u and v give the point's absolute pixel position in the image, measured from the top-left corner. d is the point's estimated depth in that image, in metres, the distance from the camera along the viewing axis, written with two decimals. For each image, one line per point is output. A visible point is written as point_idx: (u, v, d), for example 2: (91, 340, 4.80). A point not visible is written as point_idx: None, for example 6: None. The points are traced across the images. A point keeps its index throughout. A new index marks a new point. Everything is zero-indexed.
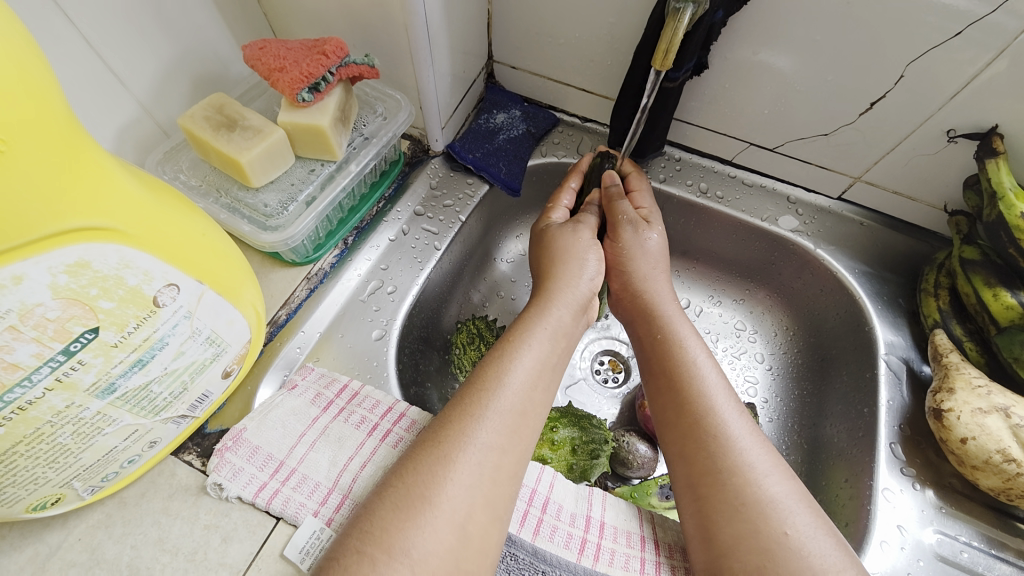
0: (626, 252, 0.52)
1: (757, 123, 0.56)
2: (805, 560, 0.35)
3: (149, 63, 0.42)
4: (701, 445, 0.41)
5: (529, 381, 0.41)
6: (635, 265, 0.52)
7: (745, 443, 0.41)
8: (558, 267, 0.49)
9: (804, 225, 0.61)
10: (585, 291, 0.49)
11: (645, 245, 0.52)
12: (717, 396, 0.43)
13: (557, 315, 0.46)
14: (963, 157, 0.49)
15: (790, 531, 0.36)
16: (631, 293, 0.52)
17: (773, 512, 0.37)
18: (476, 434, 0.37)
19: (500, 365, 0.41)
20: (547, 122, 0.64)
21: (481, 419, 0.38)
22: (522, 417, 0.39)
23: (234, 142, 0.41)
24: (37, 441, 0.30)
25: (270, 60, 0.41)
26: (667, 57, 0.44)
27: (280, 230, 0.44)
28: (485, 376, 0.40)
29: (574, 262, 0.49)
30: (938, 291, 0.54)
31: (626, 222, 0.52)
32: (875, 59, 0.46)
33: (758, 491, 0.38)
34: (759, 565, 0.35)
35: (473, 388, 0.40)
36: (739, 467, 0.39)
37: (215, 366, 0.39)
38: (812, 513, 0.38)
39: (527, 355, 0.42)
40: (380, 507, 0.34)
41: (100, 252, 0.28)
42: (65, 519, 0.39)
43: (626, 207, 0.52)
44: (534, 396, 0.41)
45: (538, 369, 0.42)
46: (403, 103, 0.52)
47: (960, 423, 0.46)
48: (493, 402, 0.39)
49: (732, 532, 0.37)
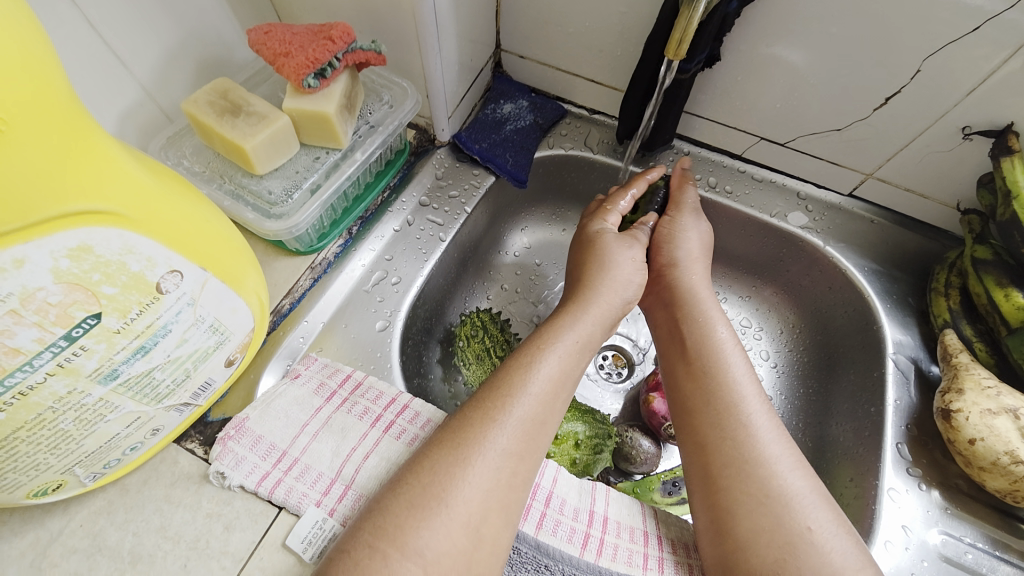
0: (682, 230, 0.52)
1: (767, 117, 0.55)
2: (825, 556, 0.35)
3: (152, 46, 0.42)
4: (728, 436, 0.41)
5: (551, 393, 0.40)
6: (687, 243, 0.52)
7: (771, 437, 0.40)
8: (597, 278, 0.48)
9: (814, 221, 0.60)
10: (615, 309, 0.48)
11: (699, 229, 0.53)
12: (746, 387, 0.43)
13: (588, 327, 0.45)
14: (978, 154, 0.49)
15: (813, 526, 0.36)
16: (675, 273, 0.51)
17: (796, 507, 0.37)
18: (496, 440, 0.37)
19: (526, 372, 0.40)
20: (554, 113, 0.63)
21: (503, 425, 0.37)
22: (540, 426, 0.39)
23: (239, 128, 0.40)
24: (39, 427, 0.30)
25: (276, 44, 0.41)
26: (681, 46, 0.44)
27: (284, 218, 0.44)
28: (508, 382, 0.40)
29: (620, 280, 0.48)
30: (949, 291, 0.54)
31: (688, 208, 0.54)
32: (889, 52, 0.45)
33: (783, 484, 0.38)
34: (778, 559, 0.35)
35: (497, 394, 0.39)
36: (764, 460, 0.39)
37: (218, 354, 0.38)
38: (831, 510, 0.38)
39: (551, 366, 0.41)
40: (394, 503, 0.34)
41: (102, 237, 0.27)
42: (65, 506, 0.39)
43: (694, 198, 0.54)
44: (553, 408, 0.40)
45: (560, 380, 0.41)
46: (409, 91, 0.51)
47: (968, 423, 0.45)
48: (514, 410, 0.38)
49: (749, 526, 0.37)
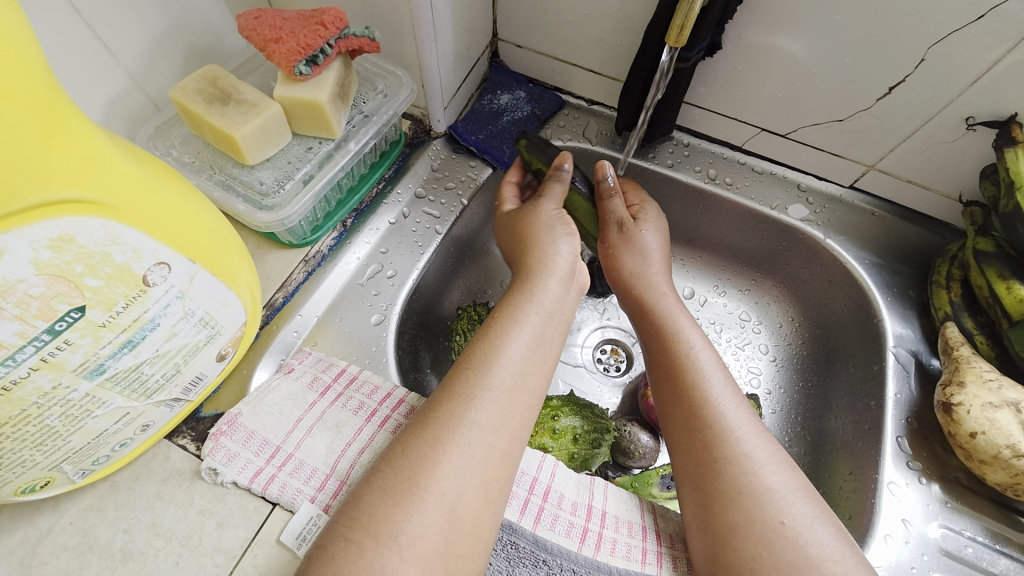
0: (614, 250, 0.52)
1: (769, 107, 0.55)
2: (803, 549, 0.34)
3: (138, 32, 0.41)
4: (698, 436, 0.40)
5: (521, 357, 0.39)
6: (620, 250, 0.51)
7: (743, 432, 0.40)
8: (535, 244, 0.48)
9: (814, 213, 0.59)
10: (567, 261, 0.47)
11: (633, 242, 0.51)
12: (714, 386, 0.42)
13: (547, 285, 0.45)
14: (982, 145, 0.48)
15: (787, 519, 0.36)
16: (624, 285, 0.51)
17: (769, 501, 0.36)
18: (466, 414, 0.36)
19: (491, 343, 0.40)
20: (552, 104, 0.62)
21: (473, 399, 0.36)
22: (515, 394, 0.38)
23: (228, 117, 0.39)
24: (23, 423, 0.29)
25: (266, 30, 0.40)
26: (682, 32, 0.43)
27: (276, 209, 0.43)
28: (471, 355, 0.39)
29: (546, 232, 0.48)
30: (950, 284, 0.53)
31: (613, 221, 0.51)
32: (893, 41, 0.44)
33: (755, 480, 0.37)
34: (755, 554, 0.35)
35: (461, 368, 0.39)
36: (735, 457, 0.38)
37: (210, 348, 0.37)
38: (811, 503, 0.37)
39: (516, 330, 0.41)
40: (368, 493, 0.33)
41: (84, 226, 0.27)
42: (55, 503, 0.38)
43: (619, 208, 0.51)
44: (525, 369, 0.39)
45: (529, 342, 0.41)
46: (404, 80, 0.51)
47: (970, 417, 0.45)
48: (480, 380, 0.37)
49: (727, 522, 0.36)
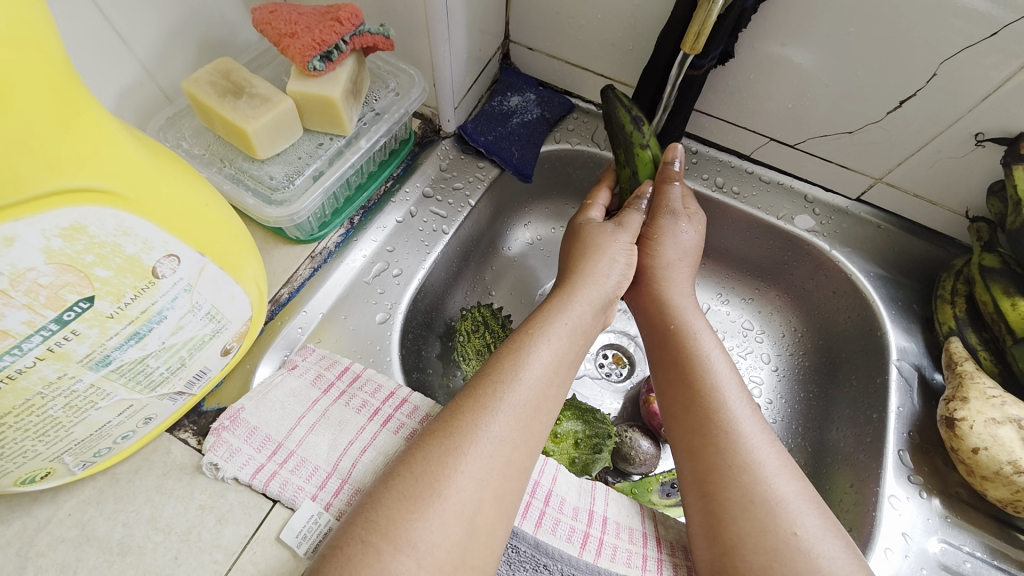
0: (658, 236, 0.50)
1: (779, 117, 0.55)
2: (814, 561, 0.34)
3: (153, 23, 0.41)
4: (710, 441, 0.40)
5: (545, 377, 0.39)
6: (662, 251, 0.50)
7: (756, 441, 0.39)
8: (585, 264, 0.47)
9: (821, 225, 0.59)
10: (612, 286, 0.47)
11: (679, 237, 0.50)
12: (729, 392, 0.42)
13: (578, 311, 0.44)
14: (989, 161, 0.48)
15: (800, 531, 0.35)
16: (649, 278, 0.51)
17: (781, 512, 0.36)
18: (487, 427, 0.36)
19: (518, 356, 0.40)
20: (562, 108, 0.62)
21: (494, 412, 0.36)
22: (536, 414, 0.38)
23: (241, 110, 0.39)
24: (26, 413, 0.29)
25: (281, 24, 0.39)
26: (698, 39, 0.43)
27: (285, 204, 0.42)
28: (500, 368, 0.39)
29: (604, 260, 0.47)
30: (955, 298, 0.53)
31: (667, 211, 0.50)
32: (904, 57, 0.44)
33: (768, 490, 0.37)
34: (764, 565, 0.34)
35: (487, 379, 0.38)
36: (748, 466, 0.38)
37: (215, 342, 0.37)
38: (820, 515, 0.37)
39: (544, 349, 0.40)
40: (387, 497, 0.33)
41: (96, 216, 0.26)
42: (53, 494, 0.37)
43: (676, 196, 0.50)
44: (549, 392, 0.39)
45: (555, 364, 0.40)
46: (416, 79, 0.50)
47: (972, 432, 0.45)
48: (507, 396, 0.37)
49: (737, 531, 0.36)
